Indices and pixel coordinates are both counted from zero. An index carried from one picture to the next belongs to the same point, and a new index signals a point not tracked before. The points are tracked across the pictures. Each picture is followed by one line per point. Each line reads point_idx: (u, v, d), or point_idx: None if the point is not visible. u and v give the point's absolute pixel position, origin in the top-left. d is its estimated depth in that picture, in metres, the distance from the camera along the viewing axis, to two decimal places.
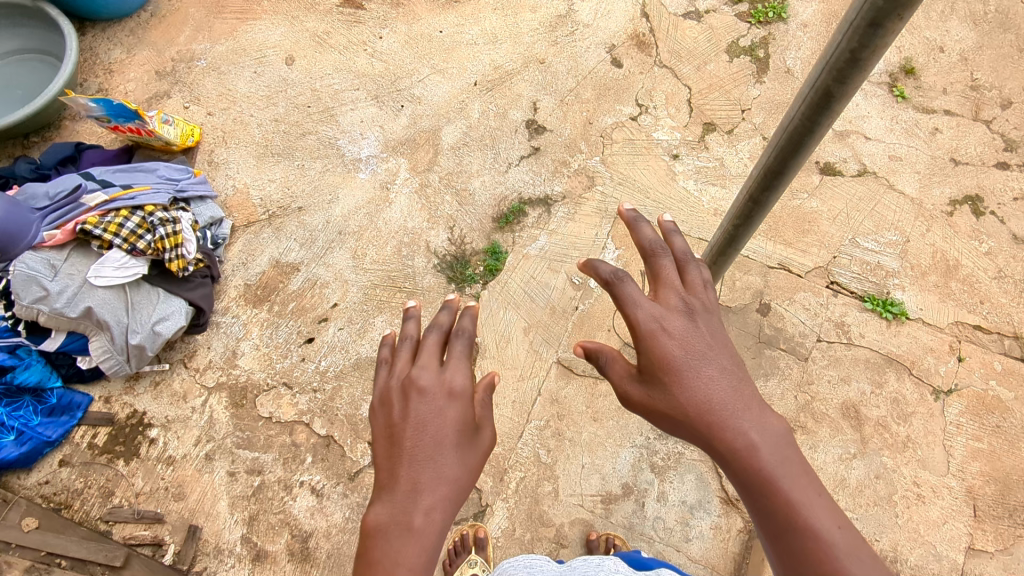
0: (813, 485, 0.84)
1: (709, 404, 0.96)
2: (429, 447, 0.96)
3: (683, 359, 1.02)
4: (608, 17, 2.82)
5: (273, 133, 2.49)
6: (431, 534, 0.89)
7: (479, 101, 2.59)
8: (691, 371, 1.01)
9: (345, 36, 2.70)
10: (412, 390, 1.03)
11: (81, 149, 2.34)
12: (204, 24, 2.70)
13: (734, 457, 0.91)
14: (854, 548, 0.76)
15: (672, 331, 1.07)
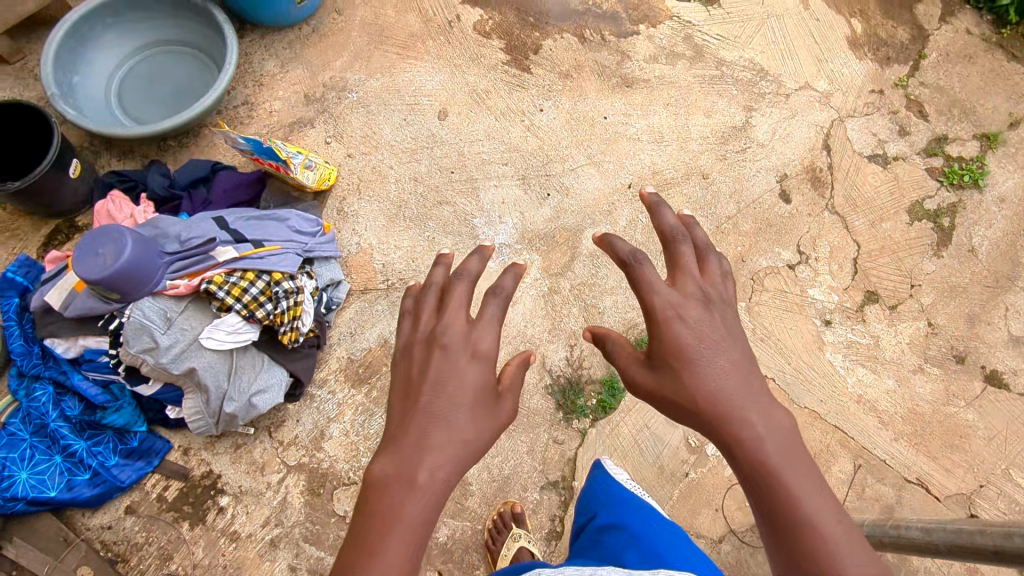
0: (820, 481, 0.78)
1: (720, 393, 0.85)
2: (439, 407, 0.85)
3: (696, 349, 0.88)
4: (787, 140, 2.56)
5: (410, 193, 2.34)
6: (435, 492, 0.80)
7: (630, 207, 2.40)
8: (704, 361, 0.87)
9: (504, 99, 2.52)
10: (435, 343, 0.89)
11: (215, 170, 2.25)
12: (364, 52, 2.57)
13: (741, 450, 0.81)
14: (861, 552, 0.71)
15: (688, 319, 0.91)
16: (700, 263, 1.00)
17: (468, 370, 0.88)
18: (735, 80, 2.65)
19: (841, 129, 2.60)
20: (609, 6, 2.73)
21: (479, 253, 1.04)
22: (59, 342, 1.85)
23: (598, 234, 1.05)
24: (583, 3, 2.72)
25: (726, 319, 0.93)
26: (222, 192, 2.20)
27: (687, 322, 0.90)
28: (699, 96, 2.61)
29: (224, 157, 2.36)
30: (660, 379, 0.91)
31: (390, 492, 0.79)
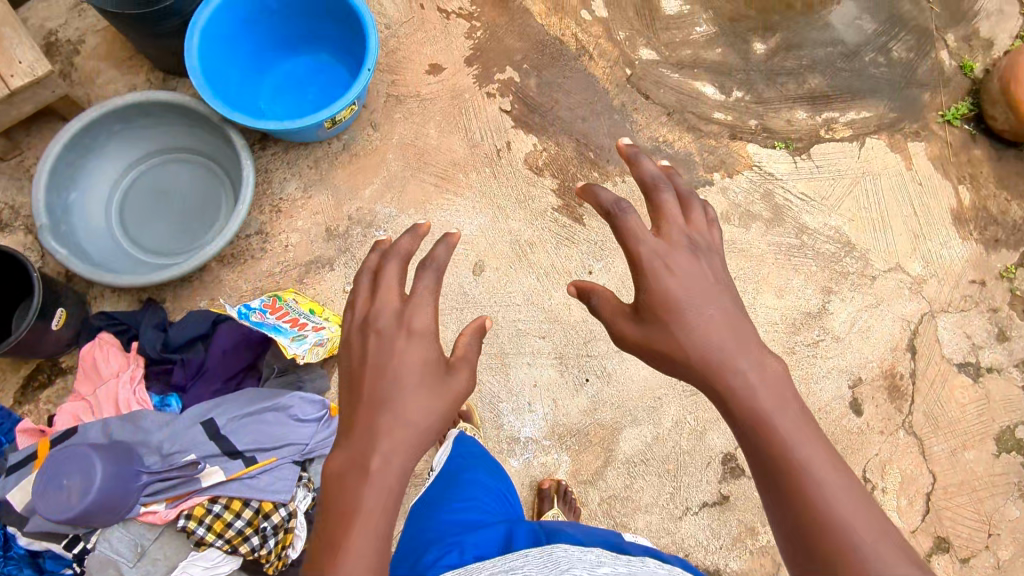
0: (811, 428, 0.91)
1: (711, 347, 0.98)
2: (388, 389, 0.99)
3: (686, 301, 1.02)
4: (867, 336, 2.23)
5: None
6: (389, 477, 0.93)
7: (678, 405, 2.10)
8: (693, 311, 1.02)
9: (549, 255, 2.24)
10: (370, 330, 1.04)
11: (216, 323, 2.01)
12: (398, 180, 2.29)
13: (733, 400, 0.95)
14: (845, 491, 0.84)
15: (674, 270, 1.06)
16: (682, 214, 1.15)
17: (410, 348, 1.02)
18: (816, 252, 2.31)
19: (931, 327, 2.25)
20: (682, 145, 2.39)
21: (415, 231, 1.16)
22: (22, 537, 1.64)
23: (579, 183, 1.19)
24: (652, 140, 2.39)
25: (710, 269, 1.08)
26: (222, 351, 1.95)
27: (675, 277, 1.05)
28: (772, 271, 2.28)
29: (229, 299, 2.15)
30: (648, 333, 1.06)
31: (348, 480, 0.93)
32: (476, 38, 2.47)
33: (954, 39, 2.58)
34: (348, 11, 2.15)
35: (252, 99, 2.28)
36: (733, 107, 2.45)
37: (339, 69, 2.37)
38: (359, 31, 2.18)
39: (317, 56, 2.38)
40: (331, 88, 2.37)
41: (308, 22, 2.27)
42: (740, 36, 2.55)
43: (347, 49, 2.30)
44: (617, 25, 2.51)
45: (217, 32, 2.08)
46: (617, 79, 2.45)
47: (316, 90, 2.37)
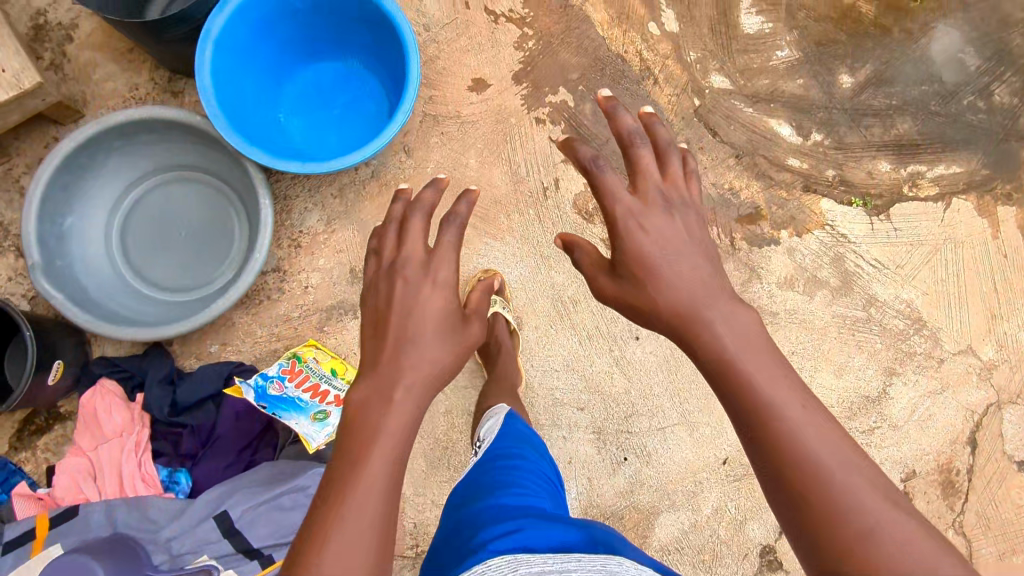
0: (779, 371, 0.91)
1: (684, 302, 1.01)
2: (413, 330, 1.05)
3: (660, 257, 1.04)
4: (925, 425, 2.09)
5: (460, 430, 1.97)
6: (406, 414, 0.98)
7: (719, 491, 1.99)
8: (667, 268, 1.04)
9: (594, 315, 2.05)
10: (396, 276, 1.11)
11: (227, 380, 1.86)
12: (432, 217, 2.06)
13: (704, 350, 0.97)
14: (812, 431, 0.85)
15: (650, 229, 1.07)
16: (659, 168, 1.15)
17: (432, 298, 1.09)
18: (881, 328, 2.13)
19: (996, 420, 2.10)
20: (749, 195, 2.14)
21: (436, 185, 1.28)
22: None
23: (560, 138, 1.20)
24: (716, 187, 2.14)
25: (690, 231, 1.09)
26: (235, 416, 1.81)
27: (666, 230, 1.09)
28: (832, 347, 2.12)
29: (243, 345, 1.98)
30: (623, 287, 1.11)
31: (370, 409, 0.98)
32: (527, 49, 2.15)
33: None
34: (383, 22, 1.84)
35: (273, 111, 2.00)
36: (809, 153, 2.17)
37: (370, 78, 2.08)
38: (395, 45, 1.87)
39: (346, 61, 2.08)
40: (360, 100, 2.08)
41: (336, 25, 1.96)
42: (825, 65, 2.23)
43: (380, 59, 2.00)
44: (688, 44, 2.19)
45: (231, 41, 1.78)
46: (683, 110, 2.16)
47: (344, 101, 2.08)
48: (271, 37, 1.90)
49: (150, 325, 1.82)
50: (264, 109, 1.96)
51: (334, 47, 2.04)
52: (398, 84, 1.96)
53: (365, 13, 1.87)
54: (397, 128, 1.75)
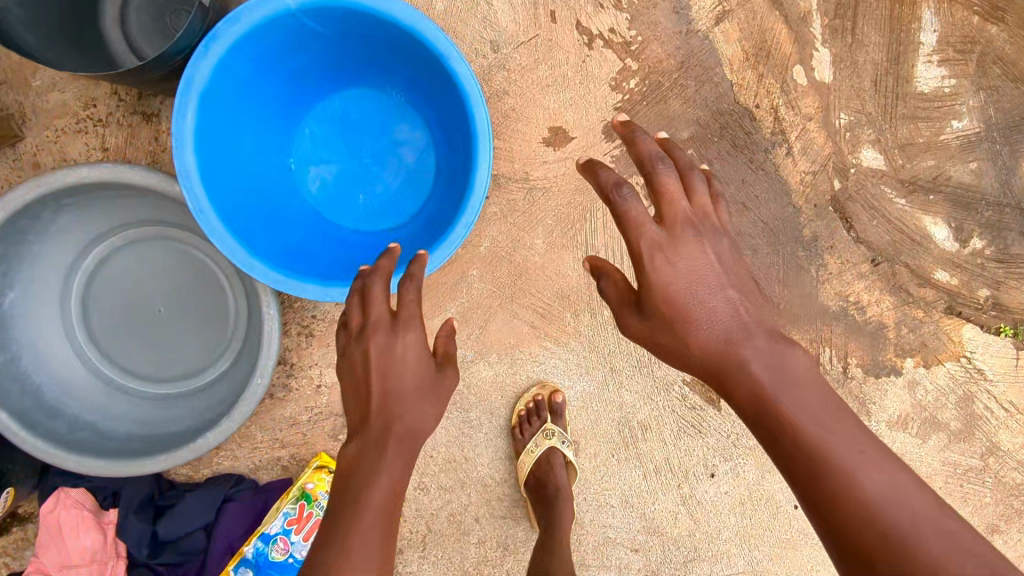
0: (840, 428, 0.85)
1: (722, 348, 0.96)
2: (397, 387, 0.96)
3: (685, 290, 1.01)
4: None
5: (493, 566, 1.69)
6: (398, 467, 0.89)
7: None
8: (694, 300, 1.00)
9: (664, 446, 1.70)
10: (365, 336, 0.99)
11: (222, 504, 1.56)
12: (482, 311, 1.61)
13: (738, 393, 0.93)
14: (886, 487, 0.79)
15: (679, 260, 1.01)
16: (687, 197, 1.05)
17: (411, 351, 0.99)
18: (996, 481, 1.81)
19: None
20: (877, 312, 1.71)
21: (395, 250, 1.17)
22: None
23: (583, 159, 1.12)
24: (840, 299, 1.70)
25: (720, 261, 1.03)
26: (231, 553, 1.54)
27: (673, 266, 1.00)
28: None
29: (239, 450, 1.62)
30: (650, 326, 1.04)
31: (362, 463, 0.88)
32: (628, 89, 1.59)
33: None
34: (443, 75, 1.29)
35: (281, 160, 1.50)
36: (963, 264, 1.71)
37: (414, 119, 1.55)
38: (456, 105, 1.34)
39: (383, 92, 1.53)
40: (398, 146, 1.56)
41: (373, 54, 1.40)
42: (1013, 144, 1.70)
43: (431, 104, 1.46)
44: (841, 101, 1.64)
45: (225, 90, 1.25)
46: (817, 193, 1.66)
47: (376, 146, 1.56)
48: (281, 69, 1.36)
49: (124, 446, 1.42)
50: (270, 163, 1.46)
51: (368, 75, 1.49)
52: (454, 147, 1.45)
53: (418, 54, 1.31)
54: (456, 247, 1.27)
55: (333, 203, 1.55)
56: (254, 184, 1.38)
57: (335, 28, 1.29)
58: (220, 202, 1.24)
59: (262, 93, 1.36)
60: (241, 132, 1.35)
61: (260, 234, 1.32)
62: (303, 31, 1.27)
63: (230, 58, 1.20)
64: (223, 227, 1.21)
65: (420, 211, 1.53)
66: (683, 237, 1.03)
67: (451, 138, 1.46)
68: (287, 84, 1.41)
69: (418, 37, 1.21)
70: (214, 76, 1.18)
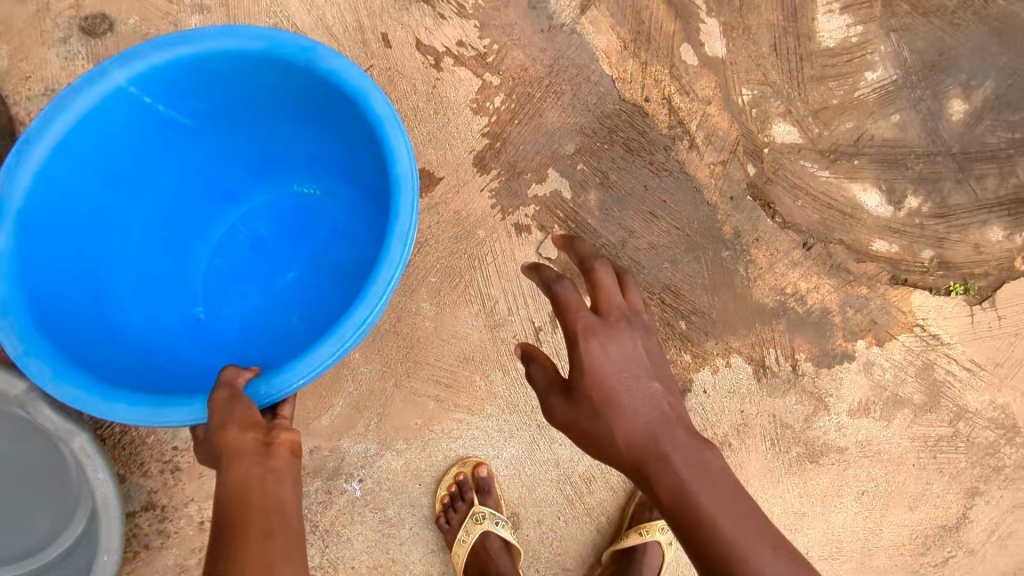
0: (758, 523, 0.73)
1: (647, 432, 0.81)
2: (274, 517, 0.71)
3: (612, 368, 0.84)
4: (1005, 549, 1.74)
5: None
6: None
7: None
8: (624, 380, 0.84)
9: (615, 493, 1.48)
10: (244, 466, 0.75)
11: None
12: (376, 393, 1.36)
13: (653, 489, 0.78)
14: None
15: (608, 344, 0.86)
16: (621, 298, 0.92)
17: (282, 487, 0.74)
18: (968, 444, 1.70)
19: None
20: (819, 298, 1.54)
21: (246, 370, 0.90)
22: None
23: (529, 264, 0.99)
24: (777, 294, 1.52)
25: (648, 353, 0.88)
26: None
27: (607, 354, 0.85)
28: (908, 477, 1.67)
29: None
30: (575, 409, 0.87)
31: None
32: (493, 109, 1.34)
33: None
34: (321, 96, 1.01)
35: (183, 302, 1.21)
36: (903, 229, 1.56)
37: (336, 213, 1.28)
38: (367, 151, 1.05)
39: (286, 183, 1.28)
40: (324, 249, 1.28)
41: (263, 127, 1.16)
42: (934, 84, 1.55)
43: (340, 171, 1.19)
44: (741, 75, 1.44)
45: (69, 200, 1.00)
46: (730, 183, 1.46)
47: (299, 255, 1.29)
48: (146, 175, 1.11)
49: None
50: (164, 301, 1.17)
51: (273, 174, 1.26)
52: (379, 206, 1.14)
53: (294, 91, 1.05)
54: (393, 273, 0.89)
55: (260, 329, 1.24)
56: (136, 321, 1.09)
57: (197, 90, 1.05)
58: (69, 347, 0.93)
59: (129, 209, 1.11)
60: (106, 258, 1.07)
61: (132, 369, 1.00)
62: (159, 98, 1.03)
63: (63, 151, 0.95)
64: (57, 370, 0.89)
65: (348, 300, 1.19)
66: (618, 328, 0.88)
67: (372, 196, 1.16)
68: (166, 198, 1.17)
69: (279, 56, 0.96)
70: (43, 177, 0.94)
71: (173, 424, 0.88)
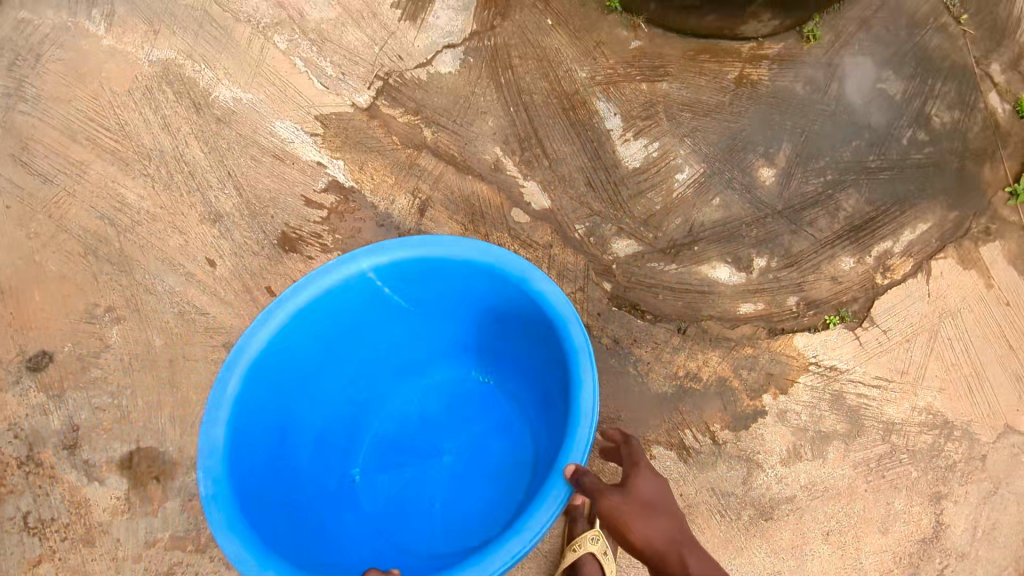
0: None
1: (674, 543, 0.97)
2: None
3: (654, 496, 1.04)
4: (994, 541, 1.76)
5: None
6: None
7: None
8: (661, 507, 1.03)
9: None
10: None
11: None
12: None
13: None
14: None
15: (654, 480, 1.07)
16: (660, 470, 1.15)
17: None
18: (911, 454, 1.78)
19: None
20: (712, 370, 1.71)
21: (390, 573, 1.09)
22: None
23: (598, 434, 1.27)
24: (672, 380, 1.69)
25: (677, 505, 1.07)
26: None
27: (648, 485, 1.06)
28: (867, 503, 1.74)
29: None
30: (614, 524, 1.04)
31: None
32: None
33: (1000, 70, 1.98)
34: (522, 302, 1.26)
35: (341, 462, 1.44)
36: (762, 286, 1.76)
37: (498, 406, 1.52)
38: (546, 347, 1.28)
39: (487, 376, 1.54)
40: (483, 440, 1.49)
41: (459, 319, 1.44)
42: (737, 163, 1.81)
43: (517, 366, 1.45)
44: (571, 215, 1.71)
45: (277, 378, 1.24)
46: (594, 303, 1.68)
47: (455, 440, 1.50)
48: (361, 343, 1.40)
49: None
50: (328, 461, 1.40)
51: (461, 359, 1.54)
52: (548, 410, 1.37)
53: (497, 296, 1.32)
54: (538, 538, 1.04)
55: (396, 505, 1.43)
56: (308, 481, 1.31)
57: (413, 290, 1.33)
58: (256, 493, 1.15)
59: (330, 371, 1.37)
60: (294, 424, 1.31)
61: (288, 522, 1.19)
62: (374, 296, 1.31)
63: (303, 319, 1.23)
64: (232, 518, 1.07)
65: (490, 501, 1.38)
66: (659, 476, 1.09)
67: (543, 401, 1.38)
68: (356, 372, 1.44)
69: (500, 272, 1.22)
70: (266, 349, 1.19)
71: None
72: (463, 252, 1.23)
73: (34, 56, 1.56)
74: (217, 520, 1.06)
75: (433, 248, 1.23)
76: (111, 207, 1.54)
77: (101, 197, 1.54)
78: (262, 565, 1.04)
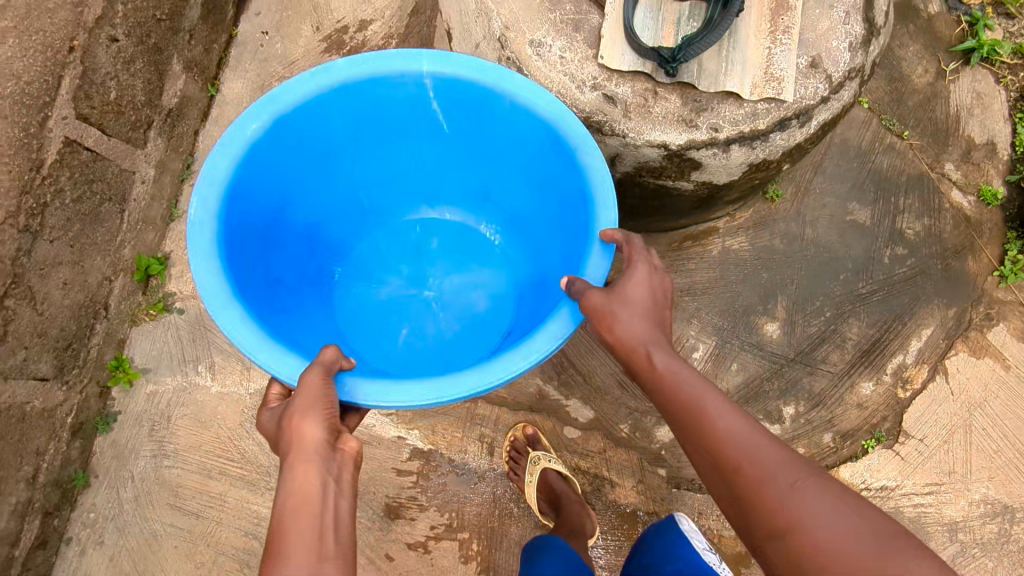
0: (741, 415, 1.00)
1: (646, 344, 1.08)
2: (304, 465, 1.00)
3: (628, 304, 1.11)
4: None
5: None
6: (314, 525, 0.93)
7: None
8: (635, 313, 1.11)
9: None
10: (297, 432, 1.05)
11: None
12: None
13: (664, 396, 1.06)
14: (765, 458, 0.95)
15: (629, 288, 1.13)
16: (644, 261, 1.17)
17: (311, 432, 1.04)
18: (982, 547, 1.91)
19: None
20: None
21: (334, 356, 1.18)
22: None
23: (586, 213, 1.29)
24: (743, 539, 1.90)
25: (657, 304, 1.14)
26: None
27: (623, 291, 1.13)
28: None
29: None
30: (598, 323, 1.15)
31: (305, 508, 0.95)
32: (475, 552, 1.89)
33: (954, 168, 2.19)
34: (559, 166, 1.39)
35: (326, 255, 1.72)
36: (798, 432, 1.98)
37: (501, 273, 1.79)
38: (562, 200, 1.44)
39: (501, 251, 1.81)
40: (465, 293, 1.78)
41: (470, 166, 1.66)
42: (743, 326, 2.06)
43: (533, 244, 1.68)
44: (614, 419, 1.98)
45: (297, 147, 1.44)
46: (654, 490, 1.93)
47: (438, 283, 1.80)
48: (387, 149, 1.61)
49: None
50: (315, 235, 1.66)
51: (476, 206, 1.79)
52: (537, 287, 1.59)
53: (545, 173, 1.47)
54: (536, 359, 1.16)
55: (364, 323, 1.74)
56: (287, 252, 1.55)
57: (453, 114, 1.49)
58: (240, 223, 1.34)
59: (347, 163, 1.59)
60: (297, 193, 1.53)
61: (262, 276, 1.41)
62: (409, 104, 1.47)
63: (344, 98, 1.40)
64: (218, 248, 1.25)
65: (458, 362, 1.67)
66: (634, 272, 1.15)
67: (540, 271, 1.60)
68: (367, 174, 1.67)
69: (558, 130, 1.32)
70: (299, 108, 1.36)
71: (265, 358, 1.18)
72: (527, 99, 1.33)
73: (165, 418, 1.96)
74: (206, 254, 1.23)
75: (484, 76, 1.35)
76: (252, 523, 1.89)
77: (242, 517, 1.89)
78: (227, 303, 1.21)
